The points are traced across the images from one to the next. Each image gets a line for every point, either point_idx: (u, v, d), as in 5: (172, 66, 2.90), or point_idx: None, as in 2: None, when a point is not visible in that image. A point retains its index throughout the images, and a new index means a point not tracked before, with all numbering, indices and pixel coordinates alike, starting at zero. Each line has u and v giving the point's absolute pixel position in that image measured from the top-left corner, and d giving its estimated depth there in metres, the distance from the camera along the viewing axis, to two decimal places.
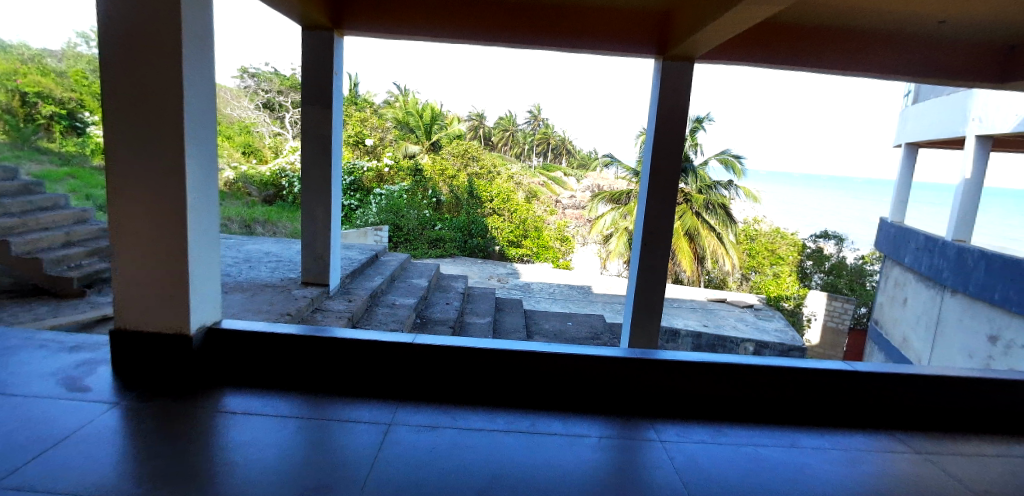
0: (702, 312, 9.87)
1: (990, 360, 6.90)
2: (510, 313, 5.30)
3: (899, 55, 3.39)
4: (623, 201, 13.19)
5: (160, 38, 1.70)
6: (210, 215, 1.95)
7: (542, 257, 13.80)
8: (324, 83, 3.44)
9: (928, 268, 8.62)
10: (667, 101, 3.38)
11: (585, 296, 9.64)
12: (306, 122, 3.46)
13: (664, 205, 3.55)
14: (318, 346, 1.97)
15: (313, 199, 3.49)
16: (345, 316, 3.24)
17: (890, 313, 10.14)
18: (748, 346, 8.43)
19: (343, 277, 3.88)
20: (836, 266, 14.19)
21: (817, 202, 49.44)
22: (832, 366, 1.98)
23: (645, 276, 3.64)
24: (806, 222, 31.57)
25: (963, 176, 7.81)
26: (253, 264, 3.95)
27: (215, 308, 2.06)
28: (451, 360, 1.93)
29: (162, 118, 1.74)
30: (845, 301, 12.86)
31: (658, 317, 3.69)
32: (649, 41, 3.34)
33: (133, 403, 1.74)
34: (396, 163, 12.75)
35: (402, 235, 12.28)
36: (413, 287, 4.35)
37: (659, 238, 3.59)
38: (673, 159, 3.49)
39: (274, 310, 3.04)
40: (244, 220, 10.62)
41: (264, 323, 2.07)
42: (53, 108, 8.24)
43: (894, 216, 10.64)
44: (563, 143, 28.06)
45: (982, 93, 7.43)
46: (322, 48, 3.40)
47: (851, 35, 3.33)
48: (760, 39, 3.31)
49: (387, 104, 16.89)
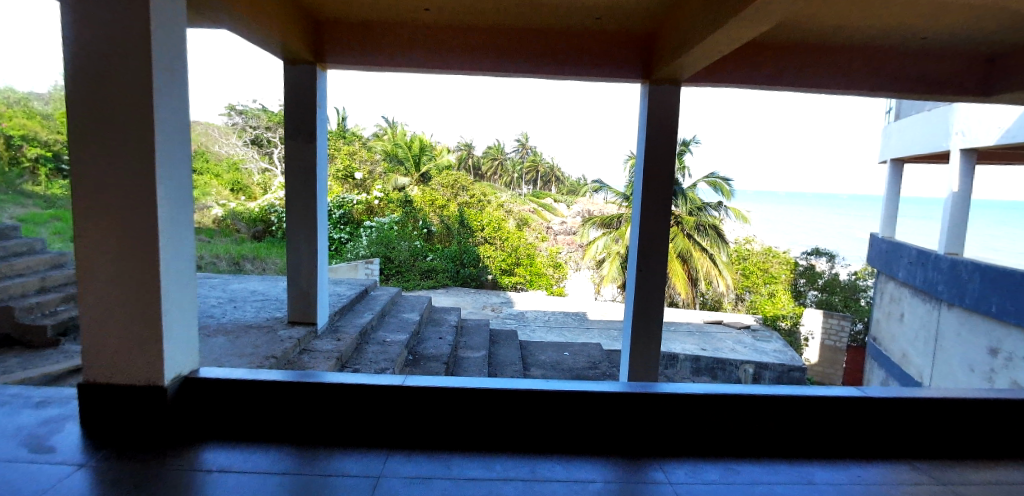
0: (699, 335, 9.76)
1: (991, 373, 6.83)
2: (505, 345, 5.15)
3: (885, 71, 3.43)
4: (614, 226, 13.18)
5: (129, 70, 1.63)
6: (184, 255, 1.84)
7: (535, 285, 13.76)
8: (307, 116, 3.39)
9: (922, 282, 8.62)
10: (656, 123, 3.38)
11: (580, 322, 9.53)
12: (290, 156, 3.39)
13: (657, 228, 3.50)
14: (299, 392, 1.85)
15: (298, 234, 3.40)
16: (333, 356, 3.10)
17: (887, 329, 10.08)
18: (747, 367, 8.30)
19: (331, 314, 3.75)
20: (830, 282, 14.21)
21: (804, 220, 50.10)
22: (842, 393, 1.89)
23: (642, 301, 3.56)
24: (794, 240, 31.89)
25: (951, 189, 7.92)
26: (238, 304, 3.80)
27: (192, 356, 1.92)
28: (441, 401, 1.82)
29: (131, 153, 1.66)
30: (841, 318, 12.82)
31: (657, 345, 3.59)
32: (634, 65, 3.37)
33: (101, 463, 1.60)
34: (386, 195, 12.73)
35: (393, 267, 12.14)
36: (404, 322, 4.22)
37: (654, 261, 3.53)
38: (664, 182, 3.45)
39: (258, 353, 2.89)
40: (232, 258, 10.44)
41: (243, 369, 1.94)
42: (39, 151, 8.09)
43: (884, 231, 10.70)
44: (551, 170, 28.36)
45: (962, 108, 7.60)
46: (305, 82, 3.37)
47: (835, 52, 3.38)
48: (746, 60, 3.34)
49: (376, 137, 17.00)
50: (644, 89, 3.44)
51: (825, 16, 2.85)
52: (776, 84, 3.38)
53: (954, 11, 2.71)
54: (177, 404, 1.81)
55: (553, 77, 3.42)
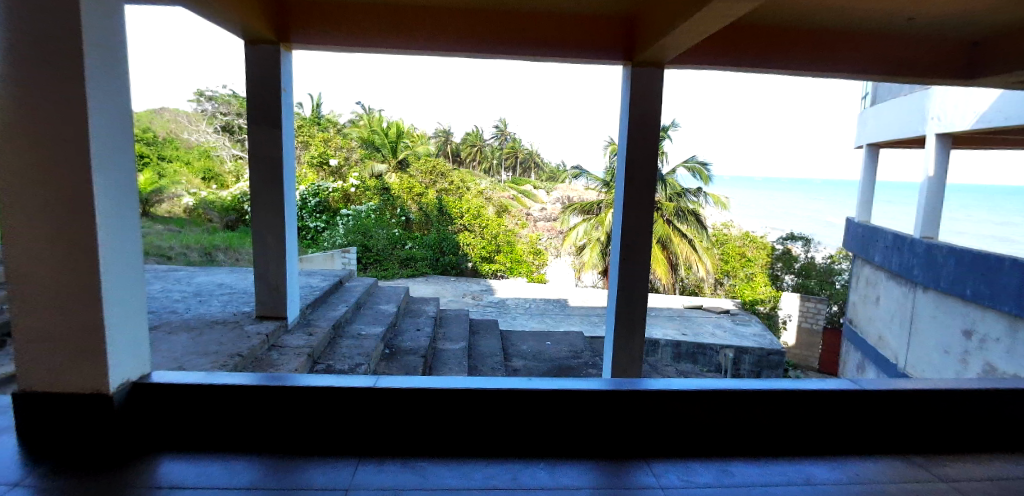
0: (680, 320, 9.82)
1: (966, 354, 7.03)
2: (486, 335, 5.05)
3: (870, 53, 3.38)
4: (594, 212, 13.17)
5: (56, 47, 1.44)
6: (129, 254, 1.67)
7: (515, 272, 13.52)
8: (270, 100, 3.17)
9: (898, 265, 8.80)
10: (638, 107, 3.27)
11: (562, 309, 9.47)
12: (252, 143, 3.18)
13: (640, 217, 3.42)
14: (262, 396, 1.70)
15: (264, 226, 3.22)
16: (304, 352, 2.95)
17: (864, 312, 10.29)
18: (727, 352, 8.40)
19: (302, 307, 3.58)
20: (805, 266, 14.45)
21: (780, 205, 50.95)
22: (832, 386, 1.84)
23: (625, 291, 3.49)
24: (770, 225, 32.44)
25: (926, 173, 8.08)
26: (203, 299, 3.60)
27: (142, 362, 1.75)
28: (417, 403, 1.70)
29: (61, 147, 1.47)
30: (818, 301, 13.11)
31: (640, 334, 3.53)
32: (616, 47, 3.25)
33: (39, 483, 1.44)
34: (363, 183, 12.51)
35: (370, 256, 11.85)
36: (380, 315, 4.07)
37: (637, 250, 3.44)
38: (646, 168, 3.36)
39: (222, 350, 2.69)
40: (204, 249, 10.04)
41: (201, 372, 1.79)
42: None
43: (860, 216, 10.88)
44: (531, 156, 28.26)
45: (939, 92, 7.69)
46: (267, 63, 3.16)
47: (821, 32, 3.31)
48: (731, 42, 3.25)
49: (352, 123, 16.68)
50: (626, 71, 3.32)
51: None
52: (760, 68, 3.31)
53: None
54: (127, 411, 1.65)
55: (531, 60, 3.29)
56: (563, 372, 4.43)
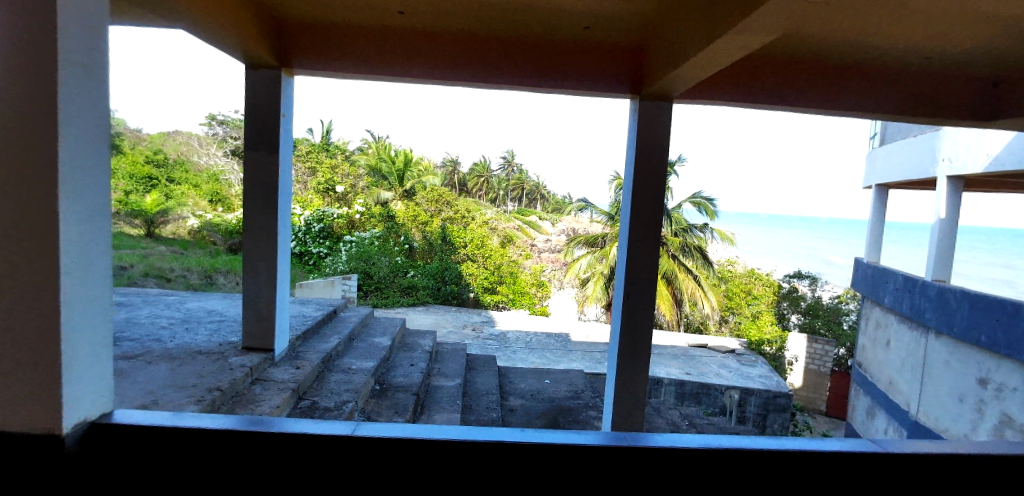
0: (684, 359, 9.54)
1: (981, 404, 6.74)
2: (482, 372, 4.87)
3: (883, 91, 3.34)
4: (598, 245, 13.07)
5: (29, 63, 1.38)
6: (97, 282, 1.58)
7: (518, 304, 13.35)
8: (269, 124, 3.13)
9: (909, 308, 8.60)
10: (643, 141, 3.21)
11: (563, 344, 9.21)
12: (249, 167, 3.12)
13: (644, 254, 3.31)
14: (228, 442, 1.55)
15: (256, 253, 3.13)
16: (289, 387, 2.80)
17: (873, 356, 10.02)
18: (733, 393, 8.16)
19: (292, 338, 3.45)
20: (813, 305, 14.15)
21: (785, 243, 50.88)
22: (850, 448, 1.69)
23: (628, 331, 3.34)
24: (774, 263, 32.26)
25: (937, 216, 7.95)
26: (191, 326, 3.48)
27: (103, 397, 1.61)
28: (398, 453, 1.56)
29: (29, 164, 1.39)
30: (826, 343, 12.83)
31: (643, 377, 3.36)
32: (621, 81, 3.22)
33: None
34: (368, 210, 12.65)
35: (372, 284, 11.61)
36: (373, 348, 3.92)
37: (642, 288, 3.32)
38: (651, 203, 3.27)
39: (202, 384, 2.54)
40: (204, 271, 9.95)
41: (167, 412, 1.65)
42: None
43: (869, 256, 10.73)
44: (536, 188, 28.47)
45: (949, 134, 7.66)
46: (268, 87, 3.14)
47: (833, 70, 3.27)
48: (742, 79, 3.22)
49: (361, 150, 16.94)
50: (632, 105, 3.29)
51: (826, 31, 2.71)
52: (771, 105, 3.27)
53: (960, 26, 2.60)
54: (82, 455, 1.52)
55: (537, 91, 3.26)
56: (561, 413, 4.23)
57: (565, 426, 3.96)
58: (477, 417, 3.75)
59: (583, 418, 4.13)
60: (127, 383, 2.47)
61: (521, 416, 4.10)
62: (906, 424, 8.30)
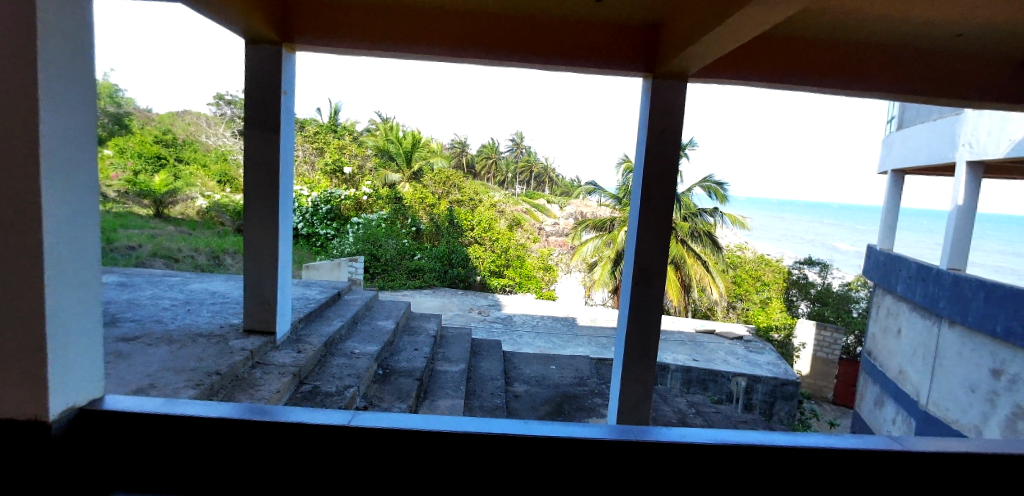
0: (692, 345, 9.47)
1: (993, 395, 6.62)
2: (487, 357, 4.83)
3: (915, 72, 3.19)
4: (607, 228, 12.84)
5: (7, 34, 1.30)
6: (86, 263, 1.52)
7: (524, 288, 13.26)
8: (269, 103, 3.04)
9: (923, 297, 8.44)
10: (656, 123, 3.08)
11: (569, 329, 9.17)
12: (248, 148, 3.04)
13: (655, 241, 3.21)
14: (222, 430, 1.50)
15: (256, 236, 3.06)
16: (290, 372, 2.75)
17: (884, 345, 9.90)
18: (740, 380, 8.10)
19: (294, 321, 3.40)
20: (822, 293, 13.96)
21: (794, 229, 50.37)
22: (871, 446, 1.61)
23: (636, 319, 3.25)
24: (782, 249, 31.96)
25: (954, 204, 7.76)
26: (192, 308, 3.44)
27: (93, 383, 1.57)
28: (396, 444, 1.51)
29: (9, 142, 1.32)
30: (834, 330, 12.67)
31: (650, 365, 3.30)
32: (634, 60, 3.08)
33: None
34: (375, 192, 12.53)
35: (379, 266, 11.52)
36: (377, 332, 3.88)
37: (651, 277, 3.23)
38: (662, 189, 3.16)
39: (202, 367, 2.50)
40: (212, 252, 9.95)
41: (160, 399, 1.60)
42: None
43: (882, 243, 10.54)
44: (545, 171, 28.33)
45: (971, 119, 7.40)
46: (268, 64, 3.04)
47: (862, 48, 3.12)
48: (765, 57, 3.08)
49: (368, 132, 16.87)
50: (646, 85, 3.15)
51: (852, 6, 2.56)
52: (795, 86, 3.13)
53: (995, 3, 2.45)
54: (71, 442, 1.47)
55: (546, 69, 3.14)
56: (565, 399, 4.18)
57: (569, 413, 3.91)
58: (481, 403, 3.71)
59: (589, 404, 4.08)
60: (125, 365, 2.44)
61: (525, 403, 4.06)
62: (915, 414, 8.21)
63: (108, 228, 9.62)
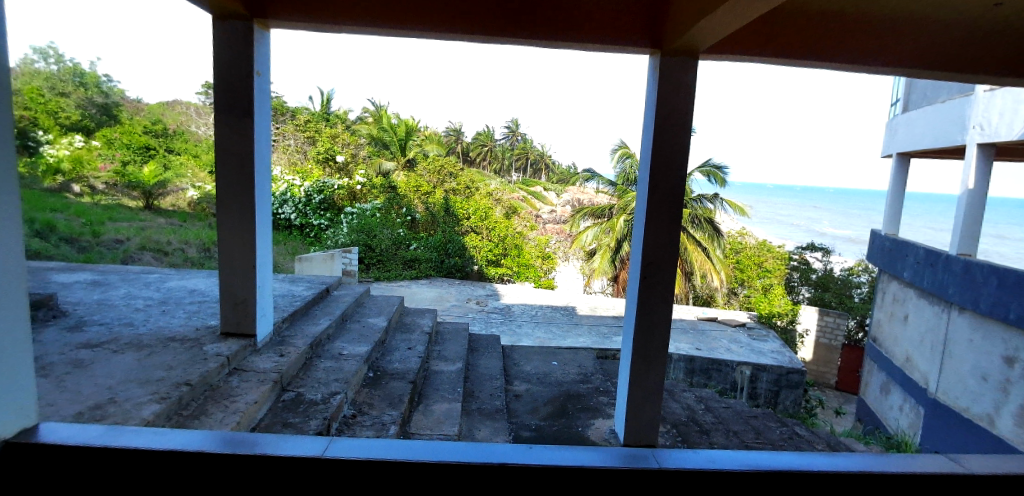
0: (694, 333, 9.29)
1: (1006, 383, 6.46)
2: (485, 354, 4.60)
3: (932, 46, 2.96)
4: (605, 216, 12.62)
5: None
6: (6, 265, 1.28)
7: (523, 277, 12.80)
8: (240, 86, 2.77)
9: (931, 283, 8.27)
10: (665, 103, 2.84)
11: (569, 318, 8.97)
12: (219, 134, 2.78)
13: (664, 232, 2.96)
14: (179, 463, 1.29)
15: (233, 231, 2.82)
16: (270, 378, 2.53)
17: (890, 331, 9.76)
18: (744, 369, 7.93)
19: (277, 322, 3.18)
20: (823, 278, 13.80)
21: (792, 214, 50.33)
22: (924, 469, 1.43)
23: (644, 317, 3.03)
24: (779, 235, 31.99)
25: (965, 186, 7.53)
26: (168, 308, 3.20)
27: (24, 412, 1.34)
28: (381, 476, 1.31)
29: None
30: (837, 316, 12.54)
31: (660, 364, 3.08)
32: (638, 34, 2.85)
33: None
34: (369, 181, 12.41)
35: (373, 257, 11.08)
36: (367, 331, 3.65)
37: (661, 271, 2.99)
38: (672, 174, 2.92)
39: (170, 377, 2.26)
40: (203, 245, 9.69)
41: (104, 427, 1.38)
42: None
43: (888, 227, 10.34)
44: (541, 157, 28.20)
45: (982, 99, 7.14)
46: (237, 41, 2.76)
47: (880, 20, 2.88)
48: (773, 32, 2.90)
49: (362, 120, 16.66)
50: (653, 62, 2.91)
51: None
52: (807, 62, 2.93)
53: None
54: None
55: (543, 44, 2.91)
56: (569, 398, 3.96)
57: (573, 413, 3.69)
58: (479, 406, 3.49)
59: (594, 404, 3.85)
60: (83, 377, 2.19)
61: (526, 403, 3.85)
62: (923, 401, 8.07)
63: (94, 220, 9.23)
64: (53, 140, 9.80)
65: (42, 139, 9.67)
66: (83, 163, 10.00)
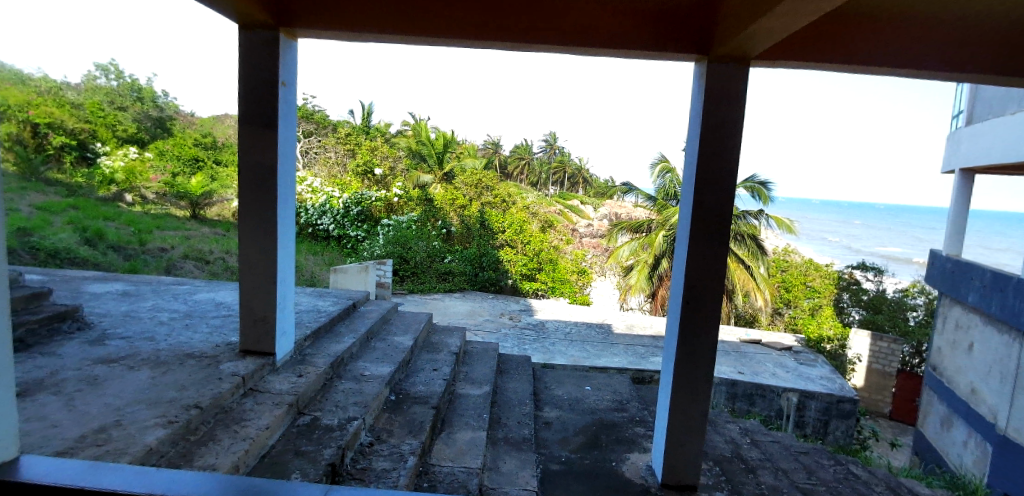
0: (736, 356, 8.78)
1: None
2: (514, 377, 4.38)
3: (957, 56, 2.60)
4: (643, 231, 12.23)
5: None
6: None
7: (557, 292, 12.35)
8: (266, 96, 2.71)
9: (1000, 309, 7.55)
10: (711, 112, 2.60)
11: (605, 337, 8.56)
12: (243, 146, 2.71)
13: (710, 252, 2.69)
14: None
15: (253, 245, 2.74)
16: (285, 401, 2.41)
17: (953, 360, 8.98)
18: (791, 396, 7.39)
19: (298, 340, 3.07)
20: (875, 299, 12.90)
21: (843, 232, 47.97)
22: None
23: (685, 345, 2.76)
24: (829, 253, 30.54)
25: None
26: (191, 322, 3.14)
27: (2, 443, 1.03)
28: None
29: None
30: (893, 341, 11.56)
31: (704, 398, 2.80)
32: (675, 40, 2.64)
33: None
34: (406, 193, 12.48)
35: (409, 268, 11.05)
36: (392, 350, 3.51)
37: (704, 297, 2.71)
38: (720, 191, 2.66)
39: (181, 399, 2.16)
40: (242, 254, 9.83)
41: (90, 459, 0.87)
42: (63, 139, 9.51)
43: (950, 248, 9.57)
44: (579, 171, 27.97)
45: None
46: (263, 51, 2.70)
47: (896, 24, 2.61)
48: (817, 32, 2.65)
49: (401, 134, 16.97)
50: (699, 69, 2.69)
51: None
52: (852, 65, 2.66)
53: None
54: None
55: (579, 50, 2.74)
56: (603, 428, 3.69)
57: (606, 446, 3.41)
58: (506, 434, 3.28)
59: (629, 436, 3.56)
60: (94, 396, 2.12)
61: (556, 432, 3.60)
62: (991, 438, 7.31)
63: (143, 229, 9.56)
64: (110, 151, 10.26)
65: (99, 151, 10.13)
66: (136, 173, 10.44)
